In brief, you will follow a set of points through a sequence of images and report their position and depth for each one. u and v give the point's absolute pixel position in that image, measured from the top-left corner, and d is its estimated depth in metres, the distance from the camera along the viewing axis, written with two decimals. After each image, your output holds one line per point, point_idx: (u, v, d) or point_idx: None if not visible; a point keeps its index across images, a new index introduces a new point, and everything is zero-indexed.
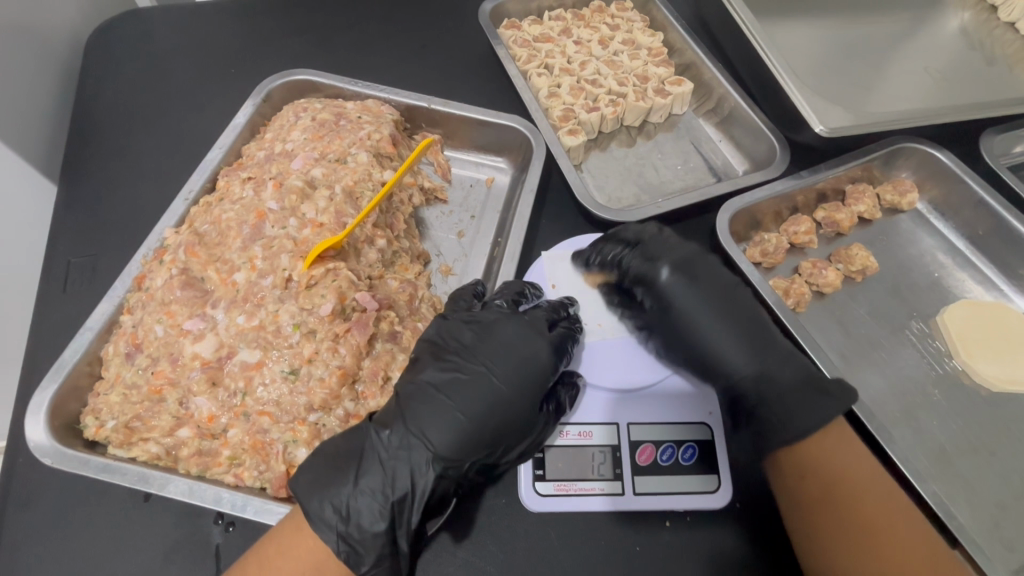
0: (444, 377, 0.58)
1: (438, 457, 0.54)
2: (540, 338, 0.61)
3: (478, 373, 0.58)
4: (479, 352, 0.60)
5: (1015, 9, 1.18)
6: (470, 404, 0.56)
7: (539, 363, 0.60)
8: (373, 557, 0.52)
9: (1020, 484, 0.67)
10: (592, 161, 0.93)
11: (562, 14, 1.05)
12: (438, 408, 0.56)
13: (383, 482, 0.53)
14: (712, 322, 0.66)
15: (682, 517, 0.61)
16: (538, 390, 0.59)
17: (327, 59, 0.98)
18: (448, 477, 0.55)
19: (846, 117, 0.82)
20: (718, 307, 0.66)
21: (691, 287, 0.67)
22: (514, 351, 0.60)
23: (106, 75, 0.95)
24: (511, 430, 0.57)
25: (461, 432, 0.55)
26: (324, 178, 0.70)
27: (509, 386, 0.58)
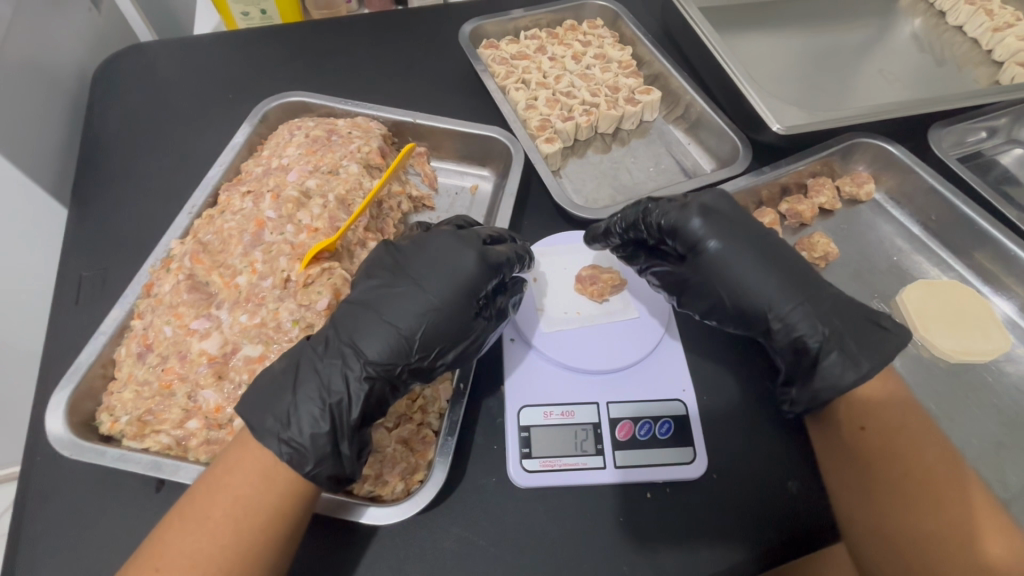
0: (375, 290, 0.62)
1: (369, 362, 0.58)
2: (468, 247, 0.64)
3: (408, 284, 0.62)
4: (412, 267, 0.63)
5: (961, 14, 1.25)
6: (401, 312, 0.60)
7: (465, 270, 0.63)
8: (315, 457, 0.54)
9: (979, 447, 0.71)
10: (570, 167, 0.99)
11: (537, 33, 1.12)
12: (368, 320, 0.60)
13: (318, 386, 0.57)
14: (751, 256, 0.67)
15: (662, 489, 0.65)
16: (467, 298, 0.62)
17: (319, 82, 1.05)
18: (381, 379, 0.58)
19: (799, 116, 0.89)
20: (754, 257, 0.66)
21: (723, 239, 0.67)
22: (444, 258, 0.64)
23: (112, 105, 1.01)
24: (442, 334, 0.61)
25: (389, 338, 0.59)
26: (318, 188, 0.76)
27: (438, 293, 0.61)
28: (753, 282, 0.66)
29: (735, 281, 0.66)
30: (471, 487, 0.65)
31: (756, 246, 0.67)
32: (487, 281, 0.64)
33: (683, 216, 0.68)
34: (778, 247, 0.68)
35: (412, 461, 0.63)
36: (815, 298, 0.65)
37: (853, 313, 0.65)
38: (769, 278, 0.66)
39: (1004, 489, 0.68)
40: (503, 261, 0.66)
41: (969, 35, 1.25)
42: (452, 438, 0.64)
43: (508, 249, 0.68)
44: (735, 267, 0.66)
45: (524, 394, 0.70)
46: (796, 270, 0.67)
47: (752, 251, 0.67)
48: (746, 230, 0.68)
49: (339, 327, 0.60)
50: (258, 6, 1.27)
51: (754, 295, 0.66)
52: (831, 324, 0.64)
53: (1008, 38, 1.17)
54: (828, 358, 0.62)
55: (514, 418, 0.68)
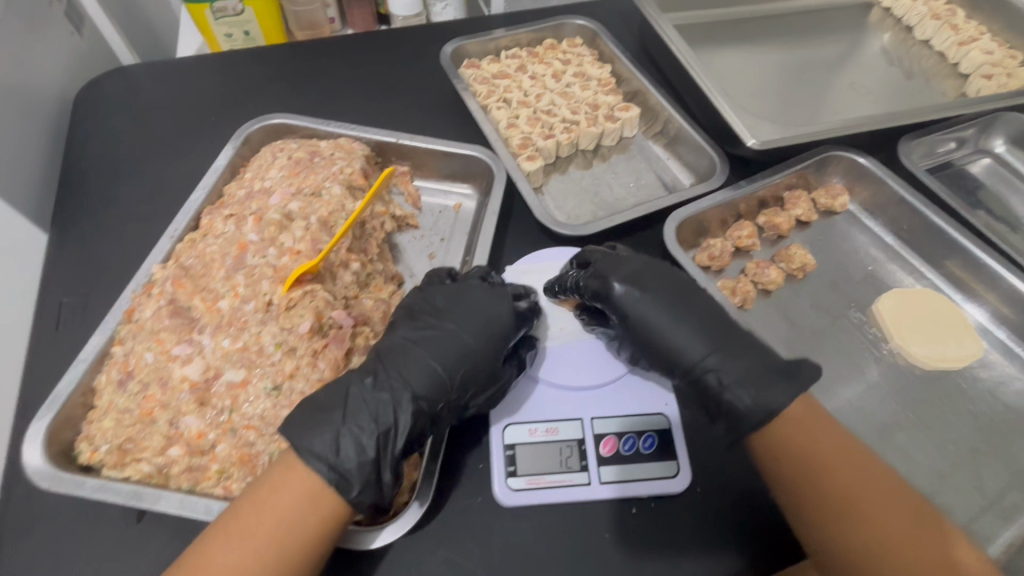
0: (418, 333, 0.65)
1: (415, 397, 0.60)
2: (504, 299, 0.69)
3: (452, 326, 0.66)
4: (451, 313, 0.67)
5: (928, 29, 1.29)
6: (446, 352, 0.64)
7: (503, 318, 0.67)
8: (361, 483, 0.55)
9: (955, 453, 0.73)
10: (552, 184, 1.01)
11: (518, 53, 1.14)
12: (415, 359, 0.63)
13: (371, 416, 0.58)
14: (670, 314, 0.68)
15: (647, 504, 0.66)
16: (505, 342, 0.67)
17: (302, 103, 1.06)
18: (427, 414, 0.61)
19: (773, 131, 0.91)
20: (668, 308, 0.68)
21: (636, 292, 0.69)
22: (485, 304, 0.68)
23: (94, 129, 1.01)
24: (481, 375, 0.64)
25: (434, 377, 0.62)
26: (300, 211, 0.76)
27: (477, 340, 0.66)
28: (670, 335, 0.67)
29: (651, 330, 0.68)
30: (456, 508, 0.65)
31: (669, 297, 0.69)
32: (520, 329, 0.68)
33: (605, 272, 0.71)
34: (691, 295, 0.70)
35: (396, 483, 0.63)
36: (734, 349, 0.66)
37: (768, 362, 0.65)
38: (683, 330, 0.67)
39: (980, 495, 0.69)
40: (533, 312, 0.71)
41: (936, 48, 1.29)
42: (436, 460, 0.63)
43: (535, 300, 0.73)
44: (650, 318, 0.68)
45: (508, 413, 0.70)
46: (710, 319, 0.68)
47: (667, 306, 0.68)
48: (661, 286, 0.70)
49: (386, 365, 0.62)
50: (242, 27, 1.29)
51: (667, 344, 0.67)
52: (737, 371, 0.64)
53: (972, 52, 1.21)
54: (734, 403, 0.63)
55: (499, 436, 0.68)
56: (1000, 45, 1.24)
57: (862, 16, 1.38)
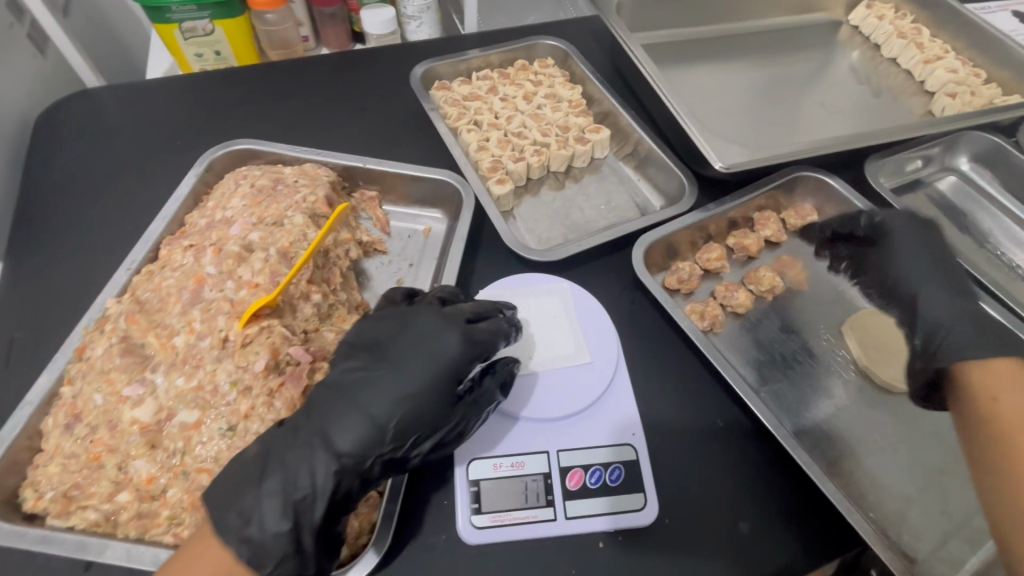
0: (352, 374, 0.61)
1: (340, 453, 0.56)
2: (451, 327, 0.63)
3: (388, 364, 0.62)
4: (391, 349, 0.63)
5: (894, 47, 1.31)
6: (379, 396, 0.59)
7: (448, 353, 0.62)
8: (276, 556, 0.53)
9: (924, 476, 0.73)
10: (524, 207, 1.00)
11: (489, 74, 1.14)
12: (343, 407, 0.59)
13: (284, 483, 0.55)
14: (923, 258, 0.80)
15: (613, 537, 0.65)
16: (448, 382, 0.62)
17: (269, 127, 1.04)
18: (353, 473, 0.57)
19: (742, 153, 0.91)
20: (934, 261, 0.79)
21: (908, 238, 0.82)
22: (428, 339, 0.63)
23: (53, 156, 0.99)
24: (419, 421, 0.60)
25: (361, 430, 0.57)
26: (261, 242, 0.75)
27: (417, 378, 0.60)
28: (916, 284, 0.79)
29: (900, 280, 0.81)
30: (420, 547, 0.63)
31: (933, 257, 0.80)
32: (469, 363, 0.63)
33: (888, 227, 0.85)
34: (967, 290, 0.78)
35: (356, 525, 0.62)
36: (967, 305, 0.74)
37: (989, 325, 0.71)
38: (932, 285, 0.78)
39: (948, 518, 0.69)
40: (487, 338, 0.65)
41: (903, 66, 1.31)
42: (396, 502, 0.62)
43: (494, 322, 0.67)
44: (912, 269, 0.80)
45: (473, 447, 0.69)
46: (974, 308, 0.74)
47: (929, 265, 0.80)
48: (930, 250, 0.80)
49: (314, 415, 0.59)
50: (212, 47, 1.28)
51: (913, 300, 0.79)
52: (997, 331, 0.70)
53: (937, 70, 1.23)
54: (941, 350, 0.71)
55: (463, 472, 0.67)
56: (965, 62, 1.26)
57: (831, 35, 1.40)
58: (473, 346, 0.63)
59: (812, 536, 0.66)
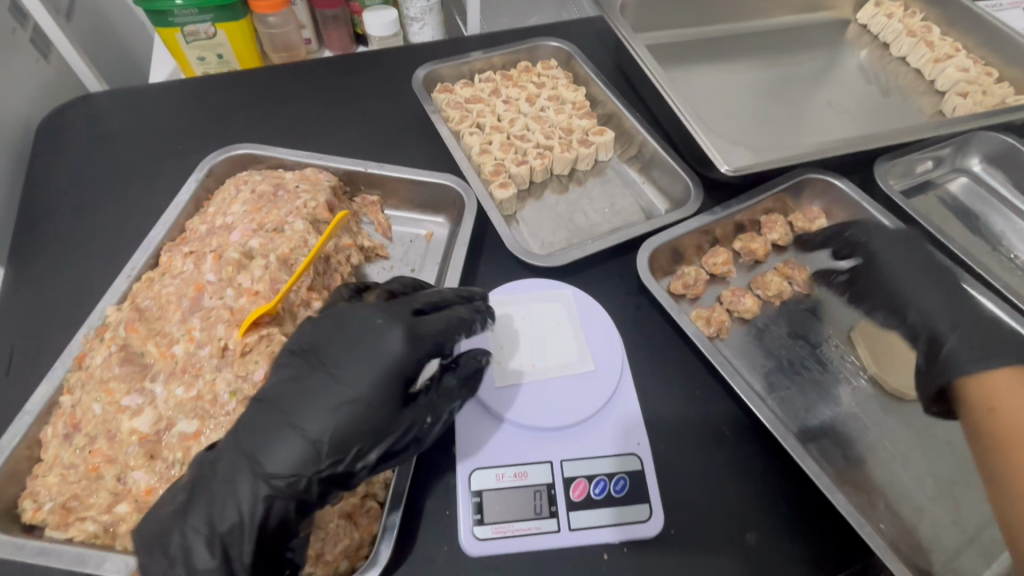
0: (284, 383, 0.57)
1: (272, 476, 0.52)
2: (393, 324, 0.58)
3: (323, 371, 0.56)
4: (326, 353, 0.58)
5: (903, 46, 1.29)
6: (312, 408, 0.54)
7: (389, 352, 0.57)
8: None
9: (937, 486, 0.71)
10: (527, 211, 0.99)
11: (491, 76, 1.13)
12: (274, 423, 0.54)
13: (208, 515, 0.52)
14: (918, 271, 0.79)
15: (618, 548, 0.63)
16: (389, 387, 0.56)
17: (271, 131, 1.04)
18: (286, 496, 0.53)
19: (748, 156, 0.89)
20: (921, 274, 0.79)
21: (893, 252, 0.81)
22: (365, 339, 0.58)
23: (55, 161, 0.99)
24: (358, 431, 0.54)
25: (294, 448, 0.53)
26: (261, 248, 0.74)
27: (352, 385, 0.55)
28: (917, 298, 0.77)
29: (895, 290, 0.79)
30: (422, 558, 0.62)
31: (922, 270, 0.79)
32: (417, 362, 0.58)
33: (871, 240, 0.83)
34: (960, 298, 0.76)
35: (356, 537, 0.60)
36: (966, 315, 0.74)
37: (985, 335, 0.70)
38: (927, 298, 0.77)
39: (961, 530, 0.67)
40: (435, 333, 0.60)
41: (912, 65, 1.29)
42: (397, 513, 0.60)
43: (445, 317, 0.63)
44: (900, 279, 0.79)
45: (475, 457, 0.68)
46: (974, 316, 0.73)
47: (919, 276, 0.78)
48: (919, 262, 0.80)
49: (245, 435, 0.55)
50: (214, 50, 1.27)
51: (911, 308, 0.77)
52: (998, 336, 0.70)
53: (948, 69, 1.21)
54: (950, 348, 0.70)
55: (465, 483, 0.66)
56: (977, 61, 1.24)
57: (839, 34, 1.38)
58: (418, 345, 0.58)
59: (820, 549, 0.64)
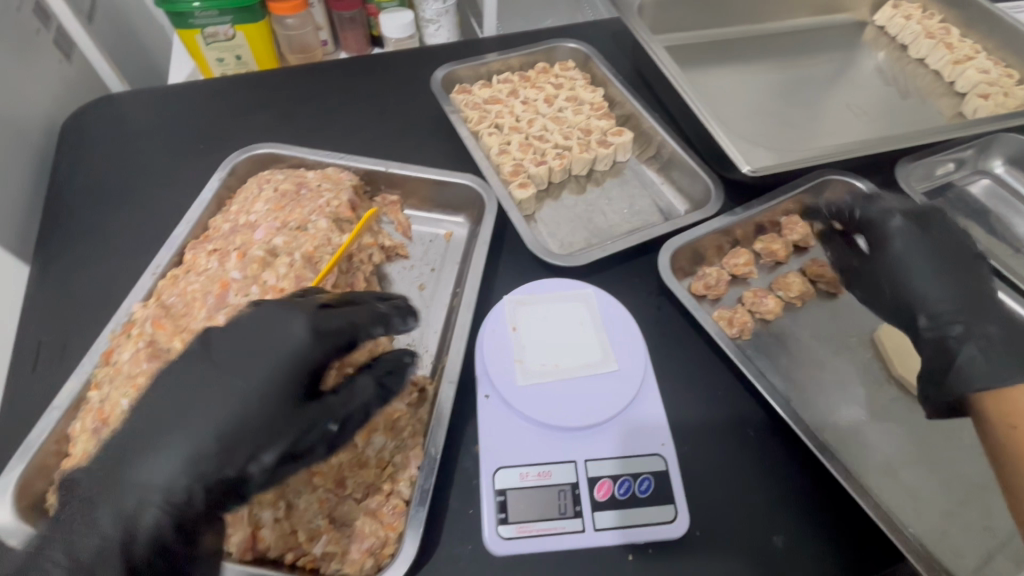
0: (162, 391, 0.53)
1: (139, 496, 0.48)
2: (296, 317, 0.56)
3: (202, 373, 0.53)
4: (215, 355, 0.55)
5: (922, 48, 1.28)
6: (189, 413, 0.51)
7: (289, 346, 0.55)
8: None
9: (966, 489, 0.70)
10: (545, 211, 0.99)
11: (509, 77, 1.13)
12: (142, 437, 0.50)
13: (67, 545, 0.46)
14: (929, 268, 0.78)
15: (643, 549, 0.63)
16: (284, 382, 0.54)
17: (291, 131, 1.04)
18: (163, 513, 0.48)
19: (769, 157, 0.88)
20: (936, 260, 0.78)
21: (916, 233, 0.81)
22: (267, 333, 0.56)
23: (78, 160, 1.00)
24: (249, 430, 0.52)
25: (171, 457, 0.49)
26: (285, 246, 0.74)
27: (242, 388, 0.53)
28: (921, 286, 0.77)
29: (902, 273, 0.79)
30: (446, 557, 0.62)
31: (940, 257, 0.79)
32: (323, 355, 0.56)
33: (890, 217, 0.82)
34: (977, 295, 0.76)
35: (381, 534, 0.59)
36: (973, 313, 0.74)
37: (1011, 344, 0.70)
38: (939, 287, 0.76)
39: (992, 535, 0.67)
40: (345, 326, 0.58)
41: (931, 67, 1.28)
42: (424, 508, 0.60)
43: (360, 310, 0.60)
44: (911, 259, 0.79)
45: (500, 455, 0.67)
46: (984, 313, 0.74)
47: (936, 265, 0.78)
48: (934, 253, 0.79)
49: (108, 455, 0.50)
50: (233, 51, 1.28)
51: (915, 292, 0.77)
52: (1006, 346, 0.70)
53: (968, 71, 1.20)
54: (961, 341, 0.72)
55: (490, 481, 0.66)
56: (996, 63, 1.23)
57: (855, 36, 1.38)
58: (325, 338, 0.56)
59: (846, 552, 0.64)
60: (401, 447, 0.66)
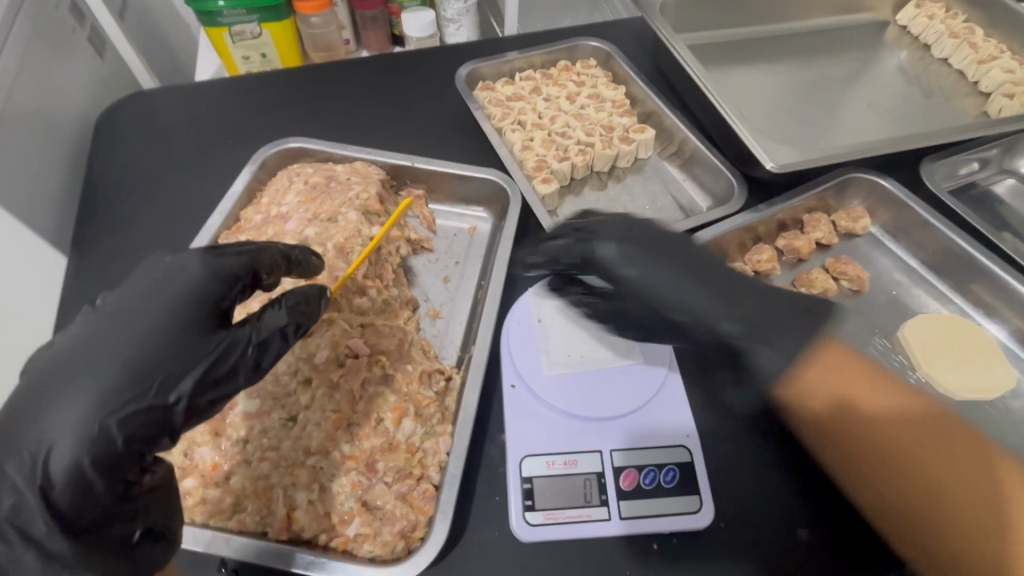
0: (63, 343, 0.52)
1: (53, 434, 0.48)
2: (186, 260, 0.58)
3: (102, 320, 0.54)
4: (117, 303, 0.55)
5: (946, 47, 1.28)
6: (90, 358, 0.51)
7: (187, 284, 0.56)
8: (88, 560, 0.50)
9: None
10: (567, 207, 1.00)
11: (532, 74, 1.14)
12: (45, 390, 0.50)
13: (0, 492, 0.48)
14: (679, 277, 0.61)
15: (668, 539, 0.64)
16: (185, 314, 0.55)
17: (318, 127, 1.06)
18: (82, 446, 0.48)
19: (793, 154, 0.89)
20: (670, 262, 0.61)
21: (641, 252, 0.62)
22: (162, 279, 0.56)
23: (112, 153, 1.03)
24: (156, 358, 0.52)
25: (77, 398, 0.49)
26: (316, 237, 0.77)
27: (142, 325, 0.53)
28: (685, 303, 0.61)
29: (657, 294, 0.61)
30: (472, 542, 0.64)
31: (666, 255, 0.62)
32: (219, 290, 0.57)
33: (597, 243, 0.63)
34: (732, 286, 0.61)
35: (412, 518, 0.61)
36: (753, 307, 0.60)
37: (764, 318, 0.59)
38: (710, 298, 0.60)
39: None
40: (238, 263, 0.59)
41: (955, 67, 1.27)
42: (454, 491, 0.61)
43: (249, 250, 0.61)
44: (658, 281, 0.61)
45: (526, 444, 0.69)
46: (755, 297, 0.61)
47: (681, 271, 0.61)
48: (658, 250, 0.62)
49: (22, 409, 0.50)
50: (259, 49, 1.31)
51: (699, 316, 0.60)
52: (765, 322, 0.59)
53: (993, 71, 1.19)
54: (759, 356, 0.59)
55: (516, 469, 0.67)
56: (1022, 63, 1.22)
57: (877, 36, 1.37)
58: (220, 275, 0.58)
59: (871, 545, 0.64)
60: (430, 433, 0.67)
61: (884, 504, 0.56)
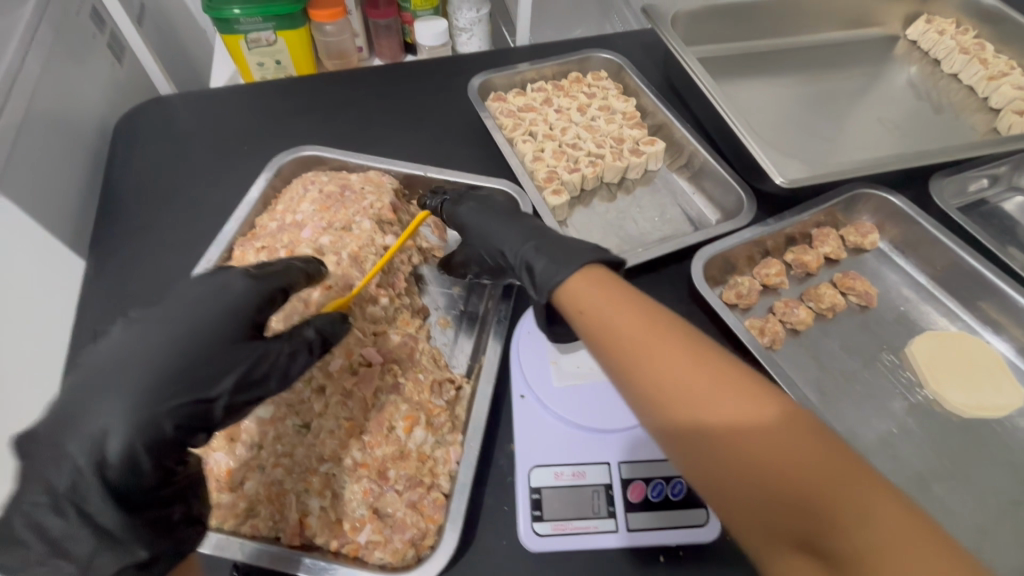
0: (111, 345, 0.53)
1: (102, 423, 0.49)
2: (230, 275, 0.60)
3: (150, 325, 0.55)
4: (164, 311, 0.57)
5: (955, 63, 1.28)
6: (141, 356, 0.53)
7: (234, 294, 0.59)
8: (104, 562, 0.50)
9: (999, 505, 0.70)
10: (576, 217, 1.01)
11: (543, 86, 1.16)
12: (95, 385, 0.51)
13: (43, 482, 0.48)
14: (495, 222, 0.76)
15: (675, 552, 0.65)
16: (230, 315, 0.57)
17: (332, 135, 1.08)
18: (134, 435, 0.49)
19: (803, 170, 0.89)
20: (498, 218, 0.76)
21: (477, 208, 0.79)
22: (208, 291, 0.59)
23: (129, 158, 1.04)
24: (203, 358, 0.54)
25: (128, 385, 0.51)
26: (331, 245, 0.78)
27: (190, 328, 0.55)
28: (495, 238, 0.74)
29: (482, 234, 0.76)
30: (481, 550, 0.64)
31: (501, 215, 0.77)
32: (258, 304, 0.60)
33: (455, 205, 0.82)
34: (535, 229, 0.73)
35: (422, 526, 0.61)
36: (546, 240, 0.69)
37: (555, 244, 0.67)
38: (514, 233, 0.72)
39: None
40: (278, 279, 0.62)
41: (965, 82, 1.28)
42: (463, 501, 0.63)
43: (284, 267, 0.64)
44: (481, 224, 0.77)
45: (535, 454, 0.69)
46: (547, 235, 0.71)
47: (502, 220, 0.76)
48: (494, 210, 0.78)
49: (64, 404, 0.50)
50: (273, 56, 1.32)
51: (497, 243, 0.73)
52: (552, 245, 0.67)
53: (1003, 87, 1.19)
54: (536, 265, 0.64)
55: (524, 479, 0.68)
56: None
57: (887, 50, 1.38)
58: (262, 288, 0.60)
59: None
60: (442, 442, 0.68)
61: (692, 457, 0.46)
